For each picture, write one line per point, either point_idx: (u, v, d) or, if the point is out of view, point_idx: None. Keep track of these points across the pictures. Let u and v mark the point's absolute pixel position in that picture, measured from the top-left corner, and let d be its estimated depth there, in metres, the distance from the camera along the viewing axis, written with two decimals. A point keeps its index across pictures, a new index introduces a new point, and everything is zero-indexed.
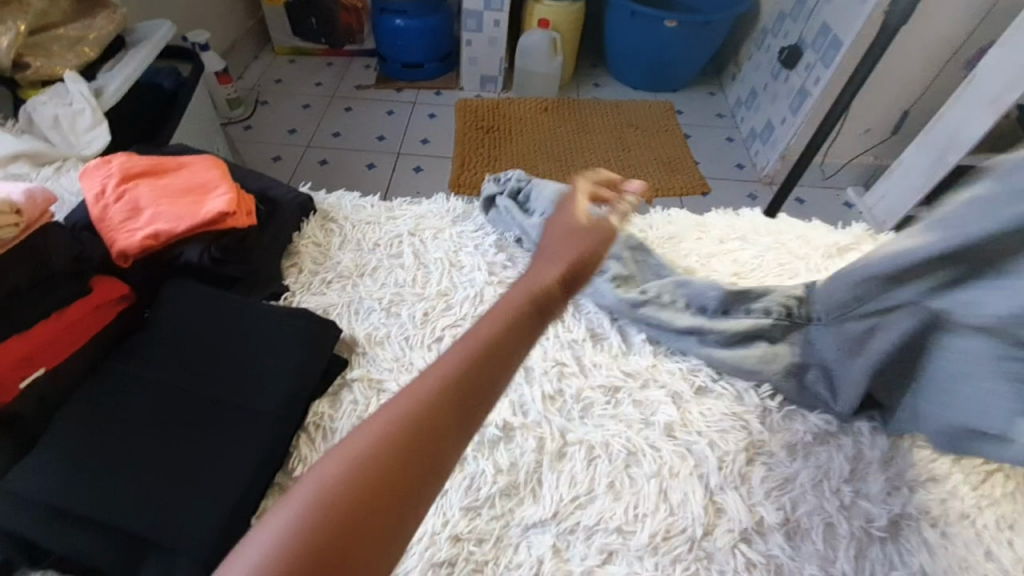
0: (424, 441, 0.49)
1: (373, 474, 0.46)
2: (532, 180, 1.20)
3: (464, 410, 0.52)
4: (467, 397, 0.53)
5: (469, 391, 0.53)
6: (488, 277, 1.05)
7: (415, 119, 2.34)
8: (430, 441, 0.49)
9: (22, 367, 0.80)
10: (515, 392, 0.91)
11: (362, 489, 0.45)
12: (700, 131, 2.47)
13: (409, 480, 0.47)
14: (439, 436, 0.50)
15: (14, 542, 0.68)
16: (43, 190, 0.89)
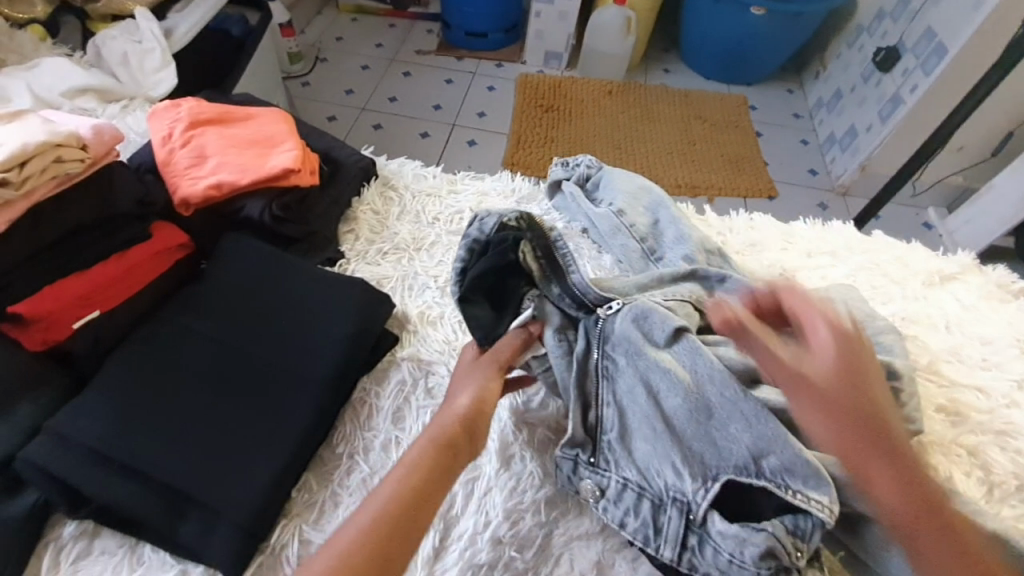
0: (417, 498, 0.57)
1: (381, 527, 0.53)
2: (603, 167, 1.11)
3: (449, 467, 0.61)
4: (451, 457, 0.61)
5: (452, 453, 0.62)
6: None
7: (474, 90, 2.27)
8: (423, 496, 0.57)
9: (79, 307, 0.78)
10: None
11: (367, 551, 0.52)
12: (774, 131, 2.31)
13: (400, 550, 0.54)
14: (430, 492, 0.58)
15: (59, 484, 0.67)
16: (111, 126, 0.86)
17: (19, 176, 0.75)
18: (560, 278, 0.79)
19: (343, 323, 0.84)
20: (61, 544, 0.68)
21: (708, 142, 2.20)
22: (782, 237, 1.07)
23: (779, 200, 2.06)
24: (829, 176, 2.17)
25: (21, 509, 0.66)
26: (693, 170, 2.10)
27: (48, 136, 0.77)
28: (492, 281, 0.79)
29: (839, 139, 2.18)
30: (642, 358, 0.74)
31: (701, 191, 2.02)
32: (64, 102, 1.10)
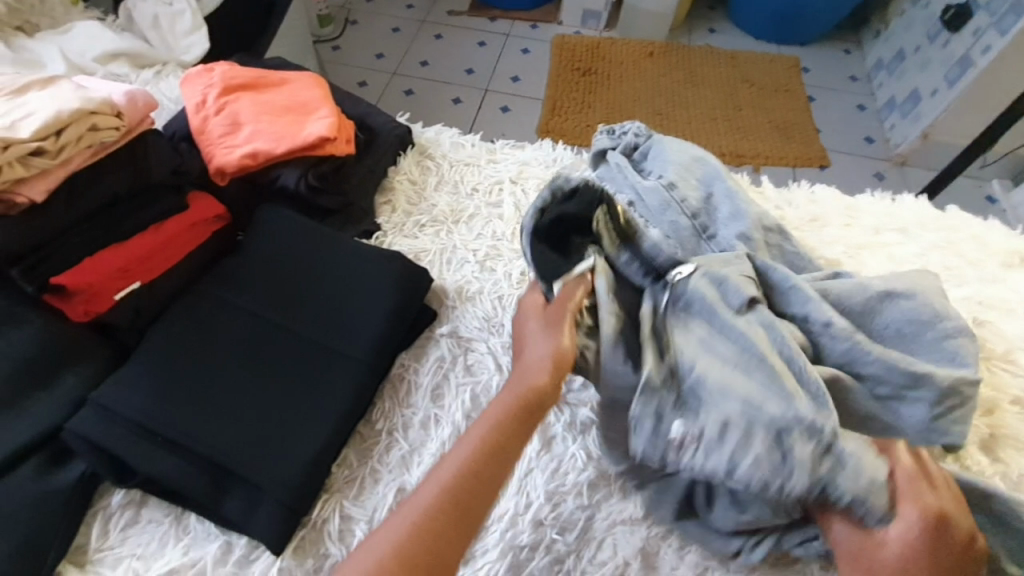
0: (488, 466, 0.56)
1: (451, 496, 0.53)
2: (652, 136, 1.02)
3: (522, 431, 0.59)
4: (526, 421, 0.59)
5: (526, 417, 0.60)
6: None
7: (508, 52, 2.17)
8: (494, 463, 0.56)
9: (118, 279, 0.77)
10: None
11: (448, 512, 0.52)
12: (828, 95, 2.14)
13: (469, 522, 0.53)
14: (504, 458, 0.57)
15: (106, 455, 0.67)
16: (144, 93, 0.84)
17: (54, 144, 0.74)
18: (631, 244, 0.71)
19: (382, 298, 0.81)
20: (109, 513, 0.68)
21: (756, 107, 2.07)
22: (846, 211, 0.99)
23: (831, 170, 1.93)
24: (887, 145, 2.00)
25: (69, 479, 0.67)
26: (739, 137, 1.97)
27: (82, 103, 0.76)
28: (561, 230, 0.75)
29: (899, 104, 2.01)
30: (717, 316, 0.67)
31: (748, 160, 1.91)
32: (99, 69, 1.09)
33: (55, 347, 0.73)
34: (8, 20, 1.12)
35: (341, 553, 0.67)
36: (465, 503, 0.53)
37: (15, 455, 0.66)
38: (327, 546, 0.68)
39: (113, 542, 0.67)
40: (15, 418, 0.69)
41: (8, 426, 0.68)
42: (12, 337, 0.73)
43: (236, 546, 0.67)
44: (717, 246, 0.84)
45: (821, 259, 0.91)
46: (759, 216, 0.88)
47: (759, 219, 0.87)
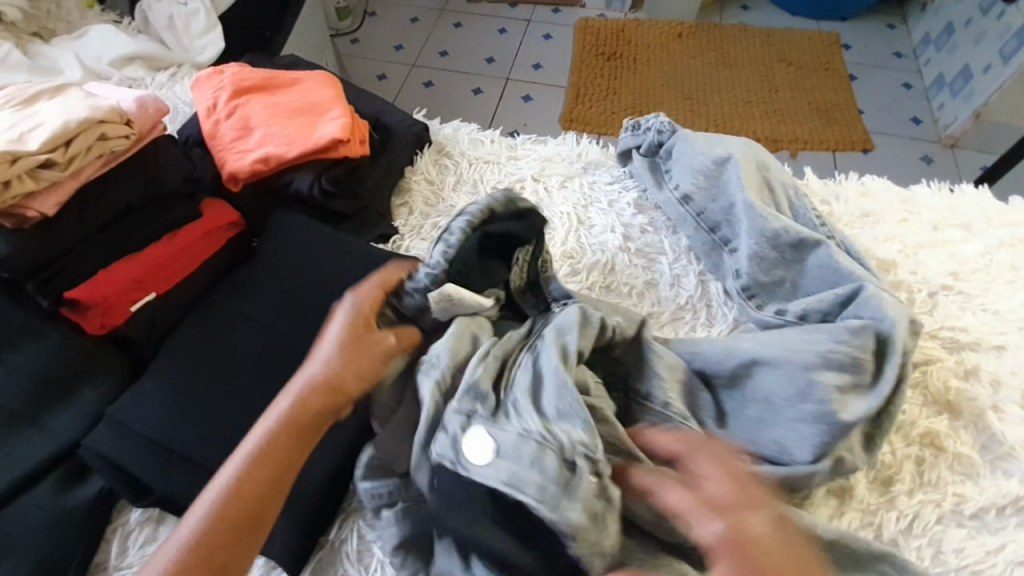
0: (282, 453, 0.56)
1: (256, 485, 0.54)
2: (679, 129, 0.94)
3: (320, 417, 0.59)
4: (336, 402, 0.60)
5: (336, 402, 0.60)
6: (622, 242, 0.87)
7: (529, 39, 2.10)
8: (286, 454, 0.56)
9: (133, 291, 0.75)
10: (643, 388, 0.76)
11: (238, 501, 0.54)
12: (871, 74, 1.99)
13: (264, 510, 0.54)
14: (301, 445, 0.57)
15: (122, 473, 0.66)
16: (154, 98, 0.82)
17: (64, 155, 0.72)
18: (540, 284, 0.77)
19: None
20: (128, 529, 0.67)
21: (792, 88, 1.95)
22: (897, 204, 0.91)
23: (874, 153, 1.81)
24: (935, 126, 1.86)
25: (87, 496, 0.66)
26: (775, 121, 1.86)
27: (91, 111, 0.74)
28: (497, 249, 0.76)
29: (949, 82, 1.86)
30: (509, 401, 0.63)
31: (785, 145, 1.81)
32: (115, 73, 1.08)
33: (72, 360, 0.72)
34: (26, 26, 1.12)
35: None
36: (249, 504, 0.54)
37: (35, 472, 0.66)
38: (344, 567, 0.65)
39: (132, 560, 0.65)
40: (34, 433, 0.68)
41: (28, 443, 0.67)
42: (29, 352, 0.72)
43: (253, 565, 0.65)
44: (733, 263, 0.82)
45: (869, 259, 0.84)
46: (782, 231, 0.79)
47: (780, 232, 0.79)
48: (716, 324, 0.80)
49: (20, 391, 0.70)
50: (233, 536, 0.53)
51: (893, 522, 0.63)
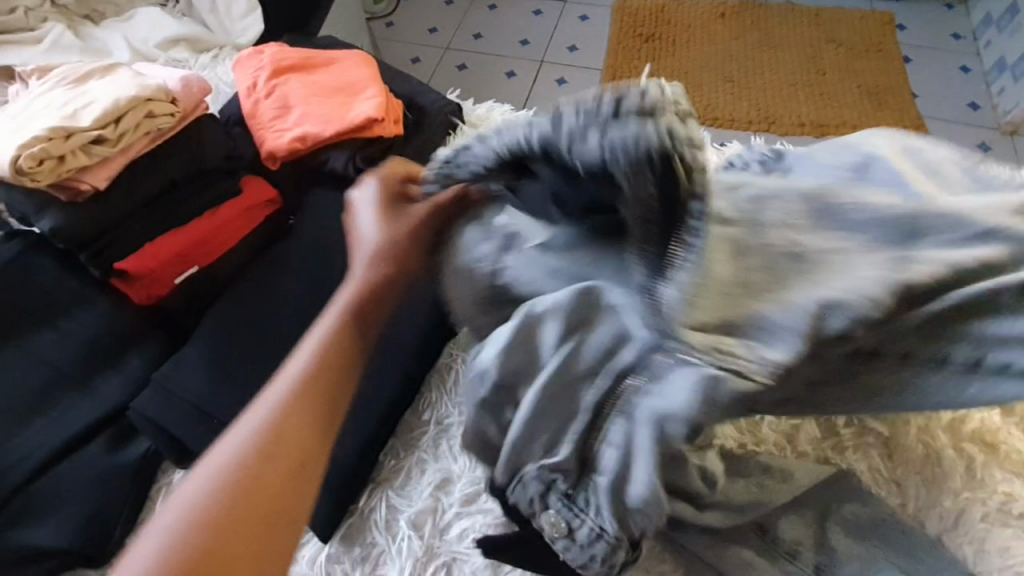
0: (324, 383, 0.50)
1: (290, 424, 0.48)
2: None
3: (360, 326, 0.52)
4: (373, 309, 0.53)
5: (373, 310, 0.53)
6: None
7: (564, 20, 2.06)
8: (329, 381, 0.50)
9: (176, 264, 0.78)
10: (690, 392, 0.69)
11: (274, 442, 0.47)
12: (926, 56, 1.88)
13: (305, 452, 0.48)
14: (339, 372, 0.50)
15: (165, 436, 0.69)
16: (199, 78, 0.84)
17: (114, 132, 0.76)
18: None
19: None
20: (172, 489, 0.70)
21: (841, 71, 1.86)
22: None
23: (927, 140, 1.71)
24: (994, 112, 1.75)
25: (134, 456, 0.69)
26: (820, 105, 1.78)
27: (139, 90, 0.77)
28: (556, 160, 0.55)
29: (1011, 64, 1.74)
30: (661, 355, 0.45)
31: (831, 130, 1.73)
32: (161, 55, 1.11)
33: (121, 328, 0.76)
34: (79, 10, 1.17)
35: (387, 543, 0.66)
36: (287, 447, 0.47)
37: (87, 431, 0.70)
38: (372, 535, 0.67)
39: None
40: (87, 395, 0.72)
41: (81, 404, 0.71)
42: (82, 318, 0.76)
43: None
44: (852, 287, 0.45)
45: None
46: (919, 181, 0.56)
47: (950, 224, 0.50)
48: None
49: (74, 356, 0.74)
50: (283, 484, 0.46)
51: (935, 519, 0.63)
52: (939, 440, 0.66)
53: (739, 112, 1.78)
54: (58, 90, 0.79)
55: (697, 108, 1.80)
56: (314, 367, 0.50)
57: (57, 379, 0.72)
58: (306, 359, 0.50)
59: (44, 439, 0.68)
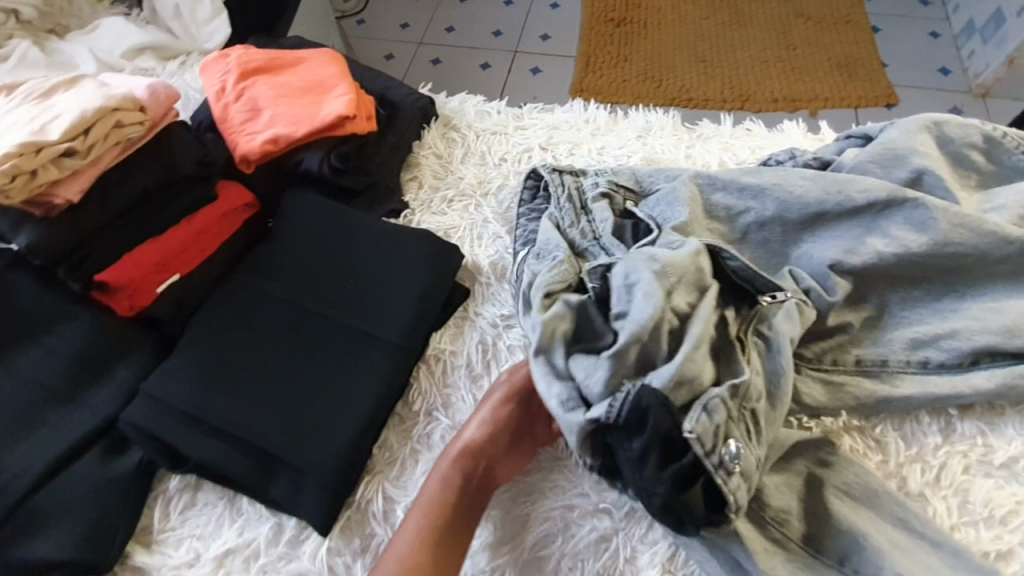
0: (443, 543, 0.64)
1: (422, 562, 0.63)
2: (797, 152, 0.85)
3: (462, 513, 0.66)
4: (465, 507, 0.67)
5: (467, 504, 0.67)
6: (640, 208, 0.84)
7: (535, 9, 2.06)
8: (447, 544, 0.64)
9: (157, 273, 0.78)
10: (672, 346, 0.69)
11: None
12: (894, 24, 1.91)
13: (441, 574, 0.63)
14: (454, 522, 0.66)
15: (157, 444, 0.70)
16: (165, 85, 0.83)
17: (83, 143, 0.75)
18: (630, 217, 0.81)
19: (412, 279, 0.79)
20: (168, 496, 0.70)
21: (811, 44, 1.87)
22: None
23: (900, 108, 1.74)
24: (965, 75, 1.78)
25: (128, 466, 0.70)
26: (793, 80, 1.80)
27: (105, 100, 0.76)
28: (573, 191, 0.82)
29: (980, 28, 1.76)
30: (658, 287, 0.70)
31: (804, 104, 1.75)
32: (127, 65, 1.10)
33: (106, 341, 0.76)
34: (41, 24, 1.15)
35: None
36: (427, 575, 0.62)
37: (79, 445, 0.70)
38: (371, 527, 0.69)
39: (173, 525, 0.69)
40: (76, 410, 0.72)
41: (71, 418, 0.71)
42: (66, 334, 0.76)
43: (286, 528, 0.68)
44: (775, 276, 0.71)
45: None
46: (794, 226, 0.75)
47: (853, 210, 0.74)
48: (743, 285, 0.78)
49: (61, 372, 0.74)
50: None
51: (919, 474, 0.66)
52: (916, 399, 0.68)
53: (713, 91, 1.79)
54: (25, 105, 0.78)
55: (672, 89, 1.81)
56: (446, 498, 0.66)
57: (44, 396, 0.72)
58: (435, 492, 0.67)
59: (36, 457, 0.68)
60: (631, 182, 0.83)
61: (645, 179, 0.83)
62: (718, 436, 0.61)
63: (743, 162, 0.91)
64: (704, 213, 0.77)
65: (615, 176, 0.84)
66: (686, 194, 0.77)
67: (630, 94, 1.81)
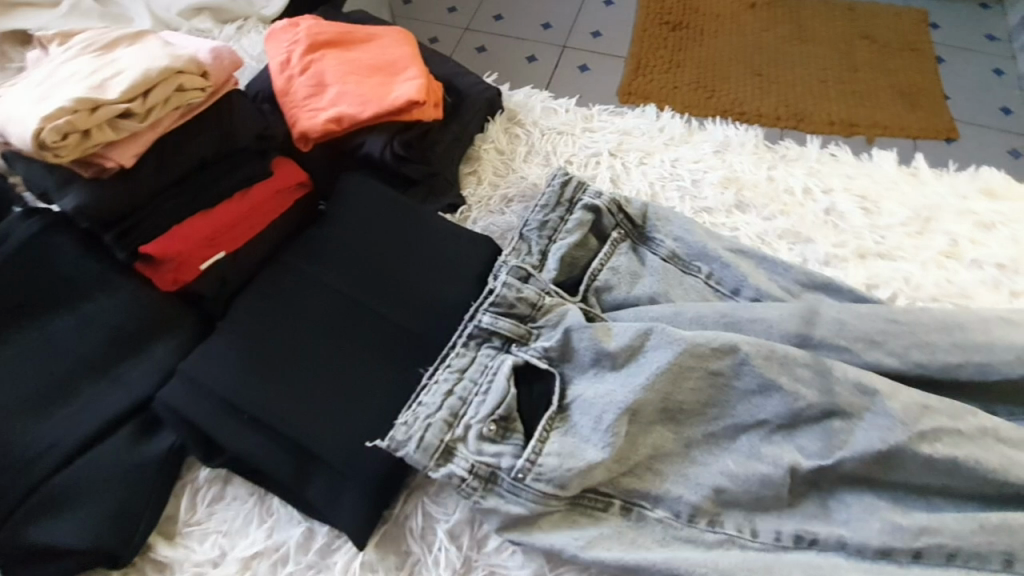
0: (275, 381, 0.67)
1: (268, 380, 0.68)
2: None
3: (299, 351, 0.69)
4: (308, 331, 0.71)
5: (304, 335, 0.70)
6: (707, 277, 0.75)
7: (590, 4, 1.99)
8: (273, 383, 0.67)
9: (204, 249, 0.74)
10: (735, 430, 0.63)
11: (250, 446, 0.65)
12: (962, 57, 1.83)
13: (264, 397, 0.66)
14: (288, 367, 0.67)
15: (193, 430, 0.66)
16: (230, 50, 0.79)
17: (143, 105, 0.70)
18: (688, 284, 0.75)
19: (467, 287, 0.74)
20: (197, 486, 0.67)
21: (874, 69, 1.80)
22: (1012, 208, 0.83)
23: (960, 145, 1.67)
24: None
25: (158, 450, 0.66)
26: (855, 103, 1.73)
27: (169, 61, 0.72)
28: (636, 267, 0.76)
29: None
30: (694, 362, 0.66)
31: (861, 129, 1.68)
32: (183, 24, 1.06)
33: (143, 315, 0.72)
34: None
35: (423, 553, 0.64)
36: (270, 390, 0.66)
37: (111, 423, 0.66)
38: (408, 543, 0.64)
39: (200, 517, 0.66)
40: (108, 385, 0.68)
41: (103, 395, 0.68)
42: (101, 304, 0.72)
43: (318, 534, 0.64)
44: (851, 355, 0.66)
45: (966, 262, 0.78)
46: (865, 311, 0.68)
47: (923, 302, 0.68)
48: (852, 333, 0.67)
49: (96, 343, 0.70)
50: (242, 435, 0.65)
51: None
52: None
53: (769, 107, 1.72)
54: (82, 57, 0.74)
55: (724, 100, 1.74)
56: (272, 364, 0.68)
57: (75, 368, 0.68)
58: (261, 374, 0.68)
59: (64, 432, 0.65)
60: (687, 249, 0.77)
61: (671, 231, 0.78)
62: (627, 464, 0.62)
63: (828, 191, 0.85)
64: (765, 277, 0.75)
65: (640, 238, 0.79)
66: (742, 267, 0.75)
67: (682, 101, 1.75)
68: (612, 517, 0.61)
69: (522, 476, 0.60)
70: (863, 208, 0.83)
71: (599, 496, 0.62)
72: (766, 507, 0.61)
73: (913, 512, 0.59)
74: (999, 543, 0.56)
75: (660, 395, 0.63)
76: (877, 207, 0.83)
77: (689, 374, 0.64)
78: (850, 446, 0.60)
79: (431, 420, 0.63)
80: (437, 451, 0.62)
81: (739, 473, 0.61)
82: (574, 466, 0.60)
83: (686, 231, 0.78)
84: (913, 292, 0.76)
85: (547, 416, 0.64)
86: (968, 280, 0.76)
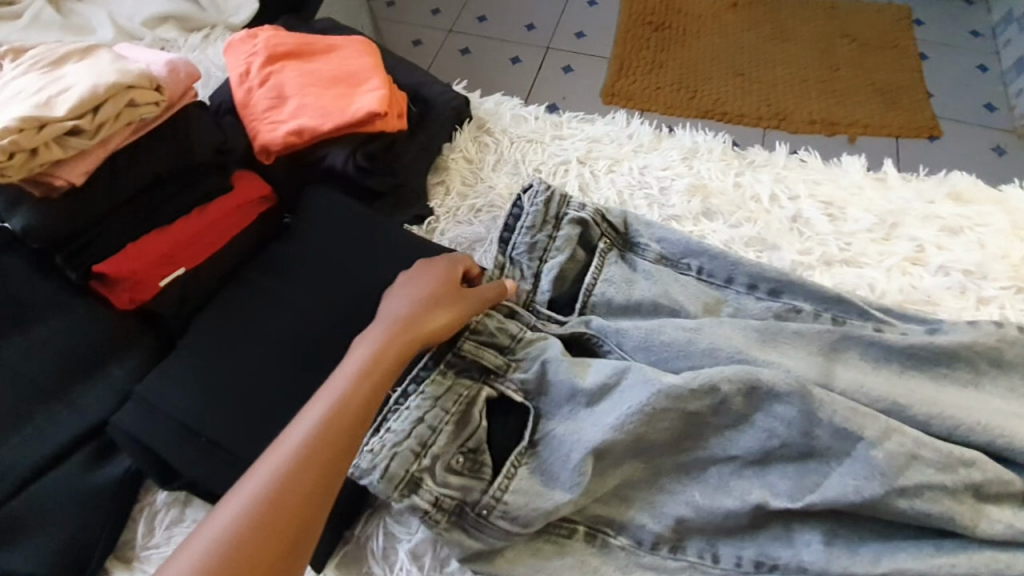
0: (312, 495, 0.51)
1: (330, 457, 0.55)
2: None
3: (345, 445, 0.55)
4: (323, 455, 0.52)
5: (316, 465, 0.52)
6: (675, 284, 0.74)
7: (571, 5, 1.98)
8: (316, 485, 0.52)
9: (162, 266, 0.73)
10: (700, 446, 0.62)
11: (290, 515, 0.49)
12: (943, 54, 1.82)
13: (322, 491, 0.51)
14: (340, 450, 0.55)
15: (150, 456, 0.65)
16: (186, 62, 0.77)
17: (91, 122, 0.69)
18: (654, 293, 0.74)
19: None
20: (154, 510, 0.66)
21: (854, 68, 1.80)
22: (982, 212, 0.82)
23: (942, 142, 1.66)
24: (1012, 114, 1.69)
25: (113, 475, 0.65)
26: (835, 102, 1.72)
27: (118, 75, 0.70)
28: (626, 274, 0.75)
29: None
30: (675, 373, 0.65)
31: (843, 129, 1.67)
32: (147, 34, 1.05)
33: (99, 335, 0.71)
34: None
35: None
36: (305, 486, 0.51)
37: (65, 447, 0.65)
38: (369, 566, 0.63)
39: (158, 540, 0.64)
40: (63, 409, 0.67)
41: (57, 419, 0.66)
42: (55, 325, 0.71)
43: None
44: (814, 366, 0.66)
45: (933, 268, 0.77)
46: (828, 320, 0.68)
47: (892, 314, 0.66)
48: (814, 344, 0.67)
49: (51, 365, 0.69)
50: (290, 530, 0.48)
51: None
52: None
53: (749, 107, 1.71)
54: (32, 73, 0.72)
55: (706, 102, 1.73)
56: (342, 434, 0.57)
57: (27, 392, 0.67)
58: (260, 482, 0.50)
59: (17, 458, 0.64)
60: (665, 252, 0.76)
61: (654, 233, 0.78)
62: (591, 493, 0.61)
63: (796, 197, 0.85)
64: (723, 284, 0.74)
65: (624, 244, 0.78)
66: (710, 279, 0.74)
67: (664, 102, 1.74)
68: (576, 544, 0.61)
69: (485, 513, 0.60)
70: (830, 215, 0.83)
71: (564, 523, 0.61)
72: (729, 527, 0.60)
73: (871, 527, 0.59)
74: (962, 566, 0.55)
75: (633, 435, 0.60)
76: (844, 213, 0.83)
77: (665, 416, 0.61)
78: (810, 460, 0.60)
79: (399, 448, 0.60)
80: (401, 482, 0.60)
81: (704, 499, 0.60)
82: (540, 506, 0.59)
83: (664, 236, 0.77)
84: (878, 300, 0.75)
85: (517, 451, 0.62)
86: (933, 286, 0.76)
